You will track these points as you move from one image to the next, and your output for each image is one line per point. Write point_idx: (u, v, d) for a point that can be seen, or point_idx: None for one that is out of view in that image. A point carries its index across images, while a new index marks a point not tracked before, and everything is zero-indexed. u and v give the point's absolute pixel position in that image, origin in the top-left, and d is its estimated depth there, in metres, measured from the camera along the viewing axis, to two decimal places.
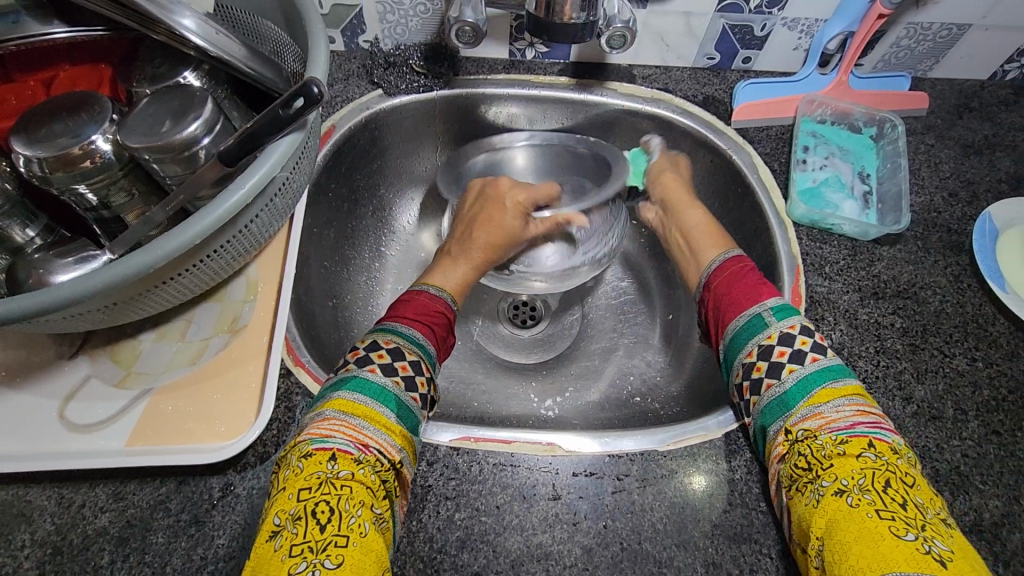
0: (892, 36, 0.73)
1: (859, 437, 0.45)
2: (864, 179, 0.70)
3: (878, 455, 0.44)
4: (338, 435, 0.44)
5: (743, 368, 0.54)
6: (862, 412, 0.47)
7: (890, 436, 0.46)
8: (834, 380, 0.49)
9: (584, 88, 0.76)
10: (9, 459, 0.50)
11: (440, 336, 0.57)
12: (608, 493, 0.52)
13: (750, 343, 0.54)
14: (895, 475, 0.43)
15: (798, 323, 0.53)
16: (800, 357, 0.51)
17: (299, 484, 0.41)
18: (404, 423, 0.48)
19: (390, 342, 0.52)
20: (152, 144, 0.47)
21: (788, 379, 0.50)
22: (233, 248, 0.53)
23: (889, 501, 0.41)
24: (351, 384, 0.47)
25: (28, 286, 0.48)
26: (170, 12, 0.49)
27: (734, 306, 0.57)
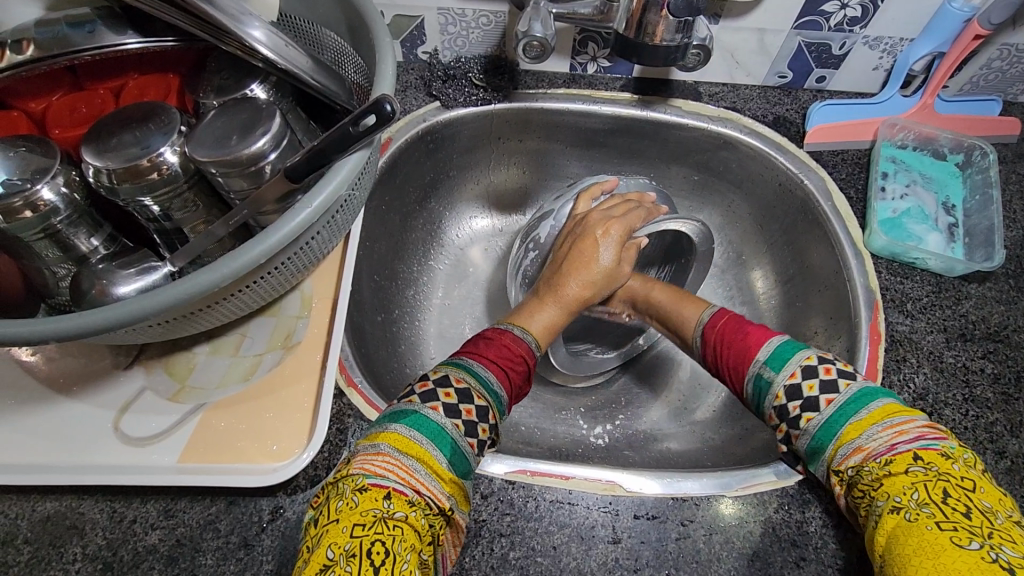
0: (983, 58, 0.68)
1: (905, 455, 0.42)
2: (948, 211, 0.66)
3: (927, 468, 0.41)
4: (392, 475, 0.40)
5: (787, 391, 0.49)
6: (901, 430, 0.43)
7: (939, 443, 0.43)
8: (858, 411, 0.46)
9: (647, 105, 0.73)
10: (64, 469, 0.50)
11: (515, 383, 0.52)
12: (671, 540, 0.49)
13: (792, 363, 0.50)
14: (952, 485, 0.40)
15: (797, 367, 0.49)
16: (815, 403, 0.47)
17: (353, 519, 0.38)
18: (456, 468, 0.44)
19: (482, 399, 0.47)
20: (219, 158, 0.46)
21: (844, 394, 0.47)
22: (292, 264, 0.52)
23: (950, 511, 0.39)
24: (409, 420, 0.44)
25: (92, 296, 0.48)
26: (241, 23, 0.48)
27: (757, 338, 0.53)
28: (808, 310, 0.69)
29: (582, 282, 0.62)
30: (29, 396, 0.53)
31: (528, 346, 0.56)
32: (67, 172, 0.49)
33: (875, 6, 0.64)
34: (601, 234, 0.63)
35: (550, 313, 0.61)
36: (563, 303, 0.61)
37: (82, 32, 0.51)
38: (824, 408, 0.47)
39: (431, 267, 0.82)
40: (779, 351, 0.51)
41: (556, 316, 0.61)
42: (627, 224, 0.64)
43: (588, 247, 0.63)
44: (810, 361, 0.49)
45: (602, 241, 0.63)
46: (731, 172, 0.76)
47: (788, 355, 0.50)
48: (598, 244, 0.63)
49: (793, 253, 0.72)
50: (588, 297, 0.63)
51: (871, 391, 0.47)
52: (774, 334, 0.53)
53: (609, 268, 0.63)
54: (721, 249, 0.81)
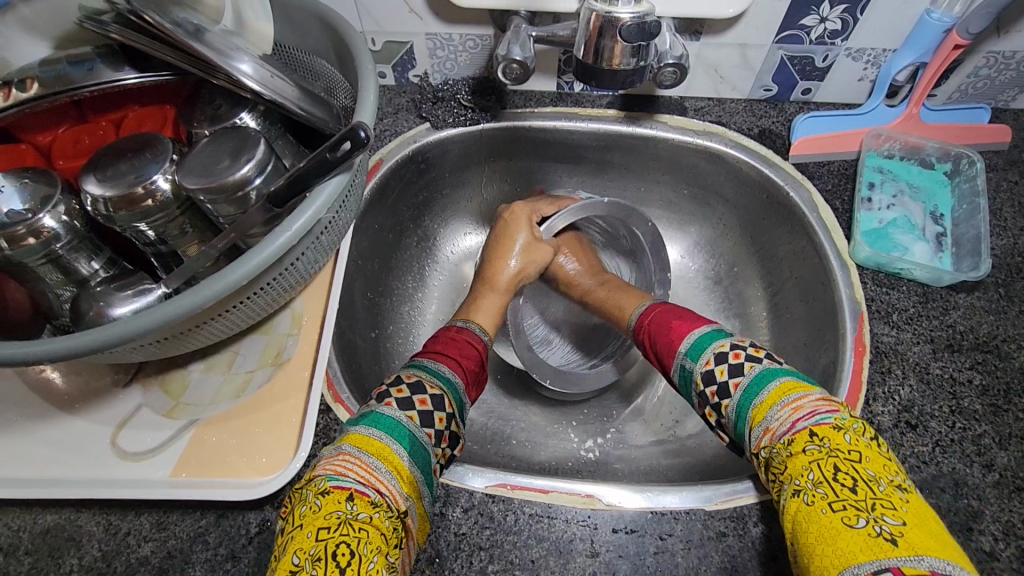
0: (970, 66, 0.68)
1: (800, 434, 0.43)
2: (936, 220, 0.65)
3: (821, 444, 0.41)
4: (351, 474, 0.42)
5: (704, 378, 0.50)
6: (797, 406, 0.44)
7: (831, 415, 0.43)
8: (759, 393, 0.47)
9: (633, 121, 0.74)
10: (63, 483, 0.52)
11: (470, 370, 0.56)
12: (649, 554, 0.49)
13: (707, 351, 0.51)
14: (841, 459, 0.40)
15: (711, 355, 0.50)
16: (726, 389, 0.49)
17: (317, 523, 0.40)
18: (416, 464, 0.46)
19: (435, 388, 0.51)
20: (206, 185, 0.49)
21: (749, 375, 0.48)
22: (279, 284, 0.54)
23: (840, 489, 0.39)
24: (368, 421, 0.47)
25: (90, 317, 0.51)
26: (229, 58, 0.51)
27: (680, 331, 0.55)
28: (797, 322, 0.69)
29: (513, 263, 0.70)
30: (32, 413, 0.55)
31: (474, 334, 0.60)
32: (68, 201, 0.52)
33: (855, 18, 0.64)
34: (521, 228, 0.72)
35: (491, 300, 0.67)
36: (498, 287, 0.68)
37: (82, 70, 0.53)
38: (735, 393, 0.48)
39: (426, 283, 0.84)
40: (699, 341, 0.52)
41: (495, 302, 0.67)
42: (533, 208, 0.73)
43: (508, 232, 0.71)
44: (723, 348, 0.50)
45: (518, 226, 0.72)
46: (719, 184, 0.76)
47: (705, 343, 0.52)
48: (513, 228, 0.71)
49: (781, 265, 0.72)
50: (519, 273, 0.70)
51: (771, 372, 0.47)
52: (696, 325, 0.54)
53: (529, 244, 0.71)
54: (713, 262, 0.82)
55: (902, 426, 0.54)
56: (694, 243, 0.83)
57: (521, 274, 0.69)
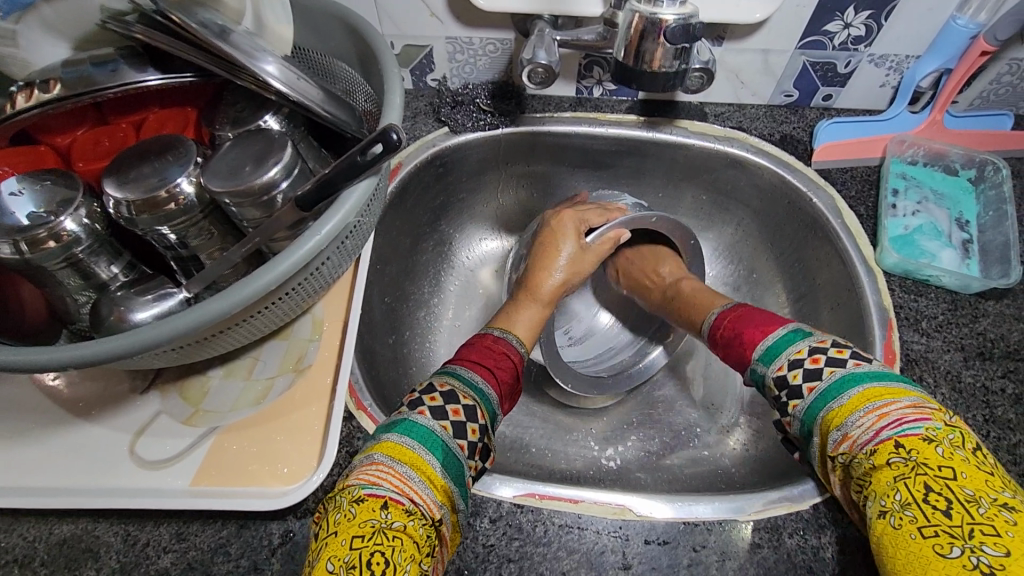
0: (992, 73, 0.67)
1: (885, 443, 0.43)
2: (962, 226, 0.65)
3: (908, 458, 0.42)
4: (385, 483, 0.42)
5: (777, 382, 0.51)
6: (881, 414, 0.44)
7: (921, 426, 0.43)
8: (839, 397, 0.47)
9: (653, 126, 0.73)
10: (80, 493, 0.50)
11: (505, 381, 0.55)
12: (682, 566, 0.48)
13: (782, 356, 0.51)
14: (931, 476, 0.40)
15: (784, 361, 0.51)
16: (799, 391, 0.49)
17: (351, 531, 0.40)
18: (450, 473, 0.45)
19: (468, 398, 0.50)
20: (232, 189, 0.48)
21: (828, 379, 0.48)
22: (303, 290, 0.53)
23: (931, 512, 0.39)
24: (401, 428, 0.46)
25: (110, 323, 0.49)
26: (253, 59, 0.50)
27: (755, 335, 0.55)
28: (822, 329, 0.68)
29: (558, 278, 0.67)
30: (49, 420, 0.54)
31: (510, 344, 0.59)
32: (89, 203, 0.51)
33: (879, 24, 0.64)
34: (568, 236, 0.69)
35: (530, 312, 0.65)
36: (539, 298, 0.66)
37: (106, 71, 0.52)
38: (809, 396, 0.48)
39: (441, 288, 0.83)
40: (773, 346, 0.52)
41: (535, 313, 0.65)
42: (583, 216, 0.70)
43: (554, 241, 0.69)
44: (800, 354, 0.50)
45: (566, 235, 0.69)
46: (739, 190, 0.76)
47: (781, 349, 0.52)
48: (560, 237, 0.69)
49: (805, 272, 0.72)
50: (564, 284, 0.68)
51: (853, 377, 0.47)
52: (774, 327, 0.54)
53: (575, 256, 0.69)
54: (732, 268, 0.81)
55: None
56: (712, 249, 0.82)
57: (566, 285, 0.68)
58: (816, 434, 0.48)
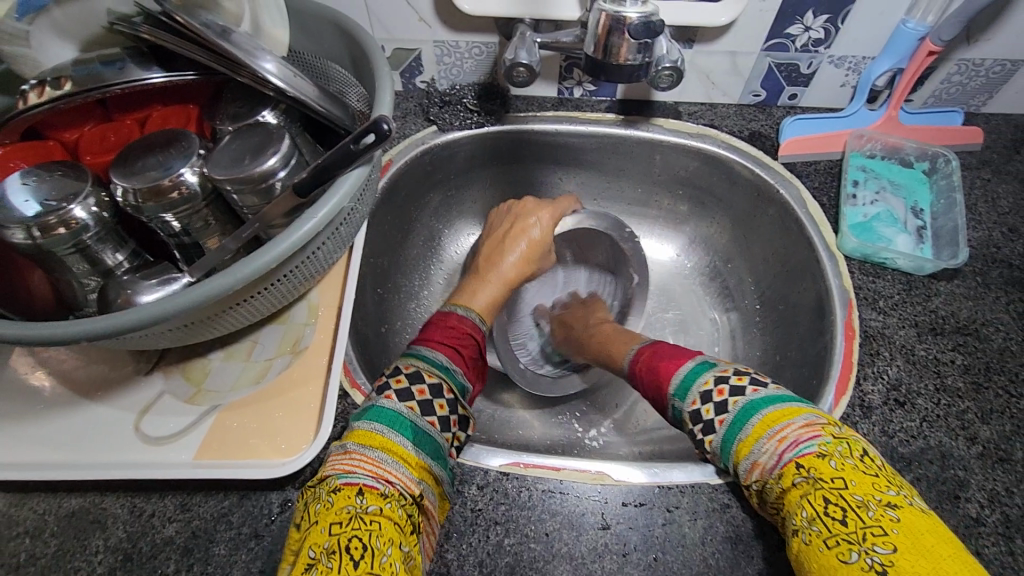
0: (942, 72, 0.73)
1: (788, 466, 0.45)
2: (917, 214, 0.70)
3: (808, 476, 0.43)
4: (359, 471, 0.44)
5: (692, 417, 0.54)
6: (781, 438, 0.46)
7: (814, 443, 0.45)
8: (743, 428, 0.49)
9: (630, 124, 0.78)
10: (87, 468, 0.53)
11: (468, 359, 0.59)
12: (658, 525, 0.52)
13: (693, 391, 0.54)
14: (827, 489, 0.42)
15: (697, 395, 0.54)
16: (712, 425, 0.52)
17: (330, 519, 0.42)
18: (423, 452, 0.48)
19: (432, 376, 0.53)
20: (234, 177, 0.51)
21: (733, 412, 0.51)
22: (300, 273, 0.56)
23: (830, 523, 0.40)
24: (371, 414, 0.49)
25: (117, 305, 0.53)
26: (255, 57, 0.54)
27: (669, 369, 0.58)
28: (790, 311, 0.72)
29: (517, 259, 0.71)
30: (56, 401, 0.57)
31: (473, 324, 0.63)
32: (98, 193, 0.54)
33: (836, 28, 0.69)
34: (528, 208, 0.74)
35: (491, 288, 0.69)
36: (500, 276, 0.70)
37: (114, 69, 0.55)
38: (722, 428, 0.51)
39: (431, 281, 0.86)
40: (685, 380, 0.56)
41: (494, 290, 0.69)
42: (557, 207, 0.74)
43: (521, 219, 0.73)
44: (707, 385, 0.54)
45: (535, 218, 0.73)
46: (712, 184, 0.80)
47: (691, 382, 0.55)
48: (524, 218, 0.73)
49: (774, 260, 0.76)
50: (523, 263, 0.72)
51: (754, 405, 0.50)
52: (685, 361, 0.58)
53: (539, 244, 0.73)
54: (707, 259, 0.85)
55: (891, 404, 0.58)
56: (689, 241, 0.87)
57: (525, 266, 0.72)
58: (732, 465, 0.50)
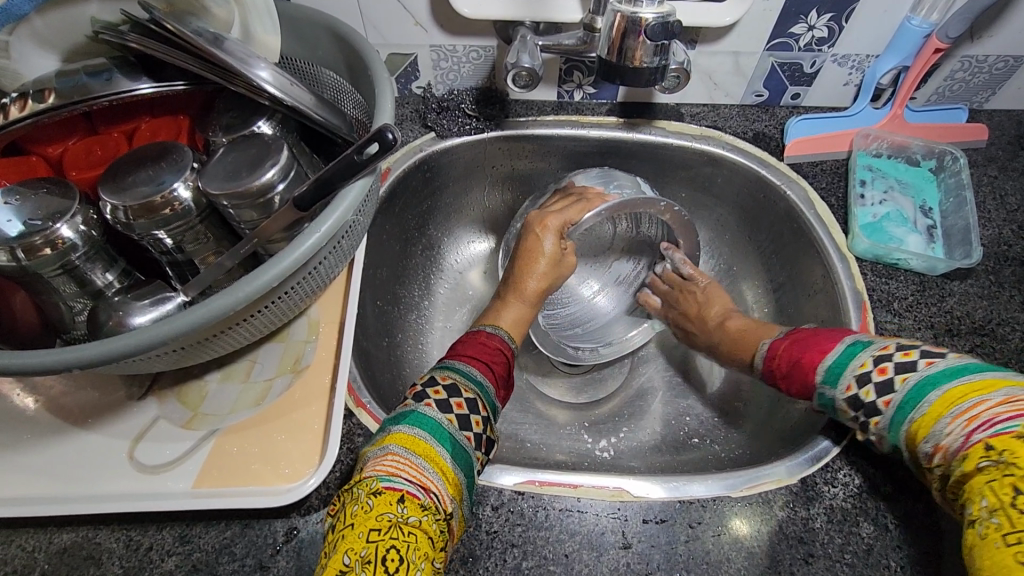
0: (946, 69, 0.72)
1: (976, 448, 0.41)
2: (926, 214, 0.69)
3: (998, 459, 0.39)
4: (403, 475, 0.42)
5: (850, 404, 0.51)
6: (971, 417, 0.42)
7: (1016, 423, 0.40)
8: (917, 407, 0.46)
9: (633, 127, 0.76)
10: (80, 500, 0.50)
11: (499, 375, 0.56)
12: (681, 542, 0.50)
13: (847, 374, 0.51)
14: (1019, 478, 0.38)
15: (852, 378, 0.50)
16: (875, 407, 0.49)
17: (368, 524, 0.40)
18: (459, 468, 0.46)
19: (469, 392, 0.51)
20: (229, 190, 0.49)
21: (902, 391, 0.47)
22: (300, 290, 0.54)
23: (1015, 516, 0.36)
24: (412, 419, 0.47)
25: (108, 328, 0.50)
26: (249, 65, 0.52)
27: (815, 356, 0.54)
28: (801, 314, 0.71)
29: (540, 272, 0.66)
30: (46, 430, 0.54)
31: (502, 341, 0.60)
32: (86, 211, 0.52)
33: (840, 26, 0.68)
34: (539, 227, 0.67)
35: (515, 309, 0.65)
36: (525, 296, 0.66)
37: (101, 80, 0.53)
38: (887, 410, 0.48)
39: (432, 291, 0.84)
40: (839, 363, 0.52)
41: (520, 311, 0.65)
42: (566, 217, 0.66)
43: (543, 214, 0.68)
44: (864, 366, 0.50)
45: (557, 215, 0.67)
46: (718, 187, 0.79)
47: (846, 365, 0.51)
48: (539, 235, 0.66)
49: (783, 263, 0.75)
50: (554, 258, 0.66)
51: (931, 380, 0.46)
52: (831, 344, 0.54)
53: (557, 255, 0.67)
54: (713, 262, 0.84)
55: None
56: None
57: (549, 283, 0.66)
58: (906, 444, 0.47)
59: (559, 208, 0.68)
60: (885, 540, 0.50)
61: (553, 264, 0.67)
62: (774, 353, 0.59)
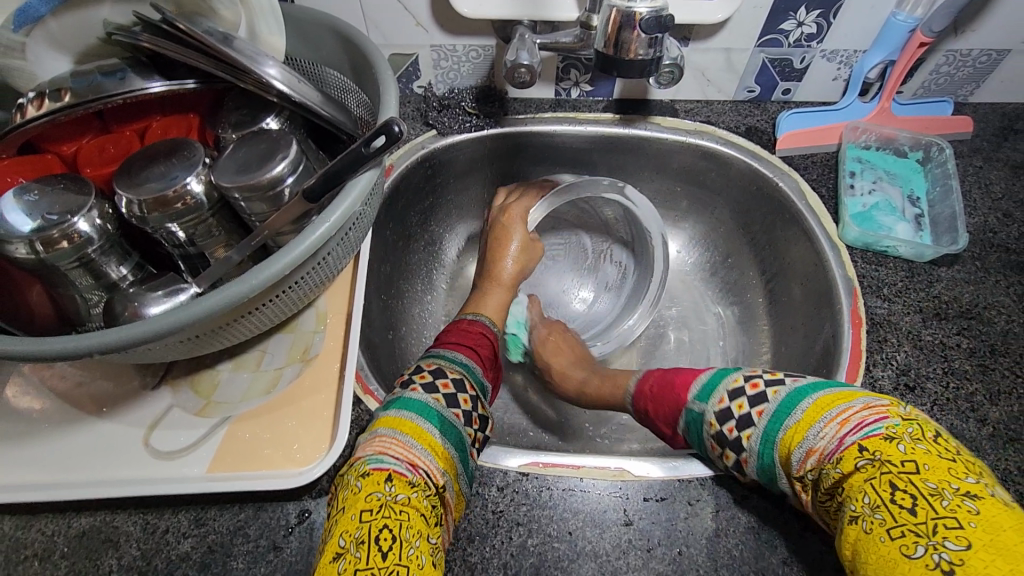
0: (931, 64, 0.74)
1: (850, 449, 0.43)
2: (914, 203, 0.71)
3: (873, 458, 0.42)
4: (391, 454, 0.44)
5: (719, 417, 0.53)
6: (843, 420, 0.45)
7: (881, 426, 0.43)
8: (791, 414, 0.48)
9: (628, 123, 0.78)
10: (98, 485, 0.52)
11: (485, 357, 0.60)
12: (680, 519, 0.52)
13: (719, 389, 0.54)
14: (894, 475, 0.40)
15: (725, 392, 0.53)
16: (749, 419, 0.50)
17: (359, 505, 0.42)
18: (449, 443, 0.48)
19: (455, 372, 0.54)
20: (242, 183, 0.51)
21: (772, 401, 0.50)
22: (309, 280, 0.56)
23: (898, 512, 0.39)
24: (397, 404, 0.49)
25: (125, 318, 0.52)
26: (258, 63, 0.54)
27: (685, 378, 0.59)
28: (795, 302, 0.73)
29: (512, 262, 0.73)
30: (64, 419, 0.56)
31: (484, 324, 0.64)
32: (101, 205, 0.53)
33: (828, 22, 0.70)
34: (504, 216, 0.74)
35: (495, 296, 0.71)
36: (502, 283, 0.72)
37: (115, 79, 0.54)
38: (760, 421, 0.50)
39: (434, 286, 0.86)
40: (710, 382, 0.56)
41: (500, 297, 0.71)
42: (525, 206, 0.75)
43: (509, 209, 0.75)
44: (736, 382, 0.54)
45: (512, 223, 0.74)
46: (712, 180, 0.81)
47: (716, 383, 0.55)
48: (506, 225, 0.74)
49: (776, 253, 0.77)
50: (523, 250, 0.74)
51: (800, 392, 0.49)
52: (702, 371, 0.58)
53: (524, 244, 0.74)
54: (709, 254, 0.86)
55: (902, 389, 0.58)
56: (689, 238, 0.87)
57: (521, 272, 0.73)
58: (776, 461, 0.48)
59: (519, 197, 0.76)
60: None
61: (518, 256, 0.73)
62: (641, 389, 0.63)
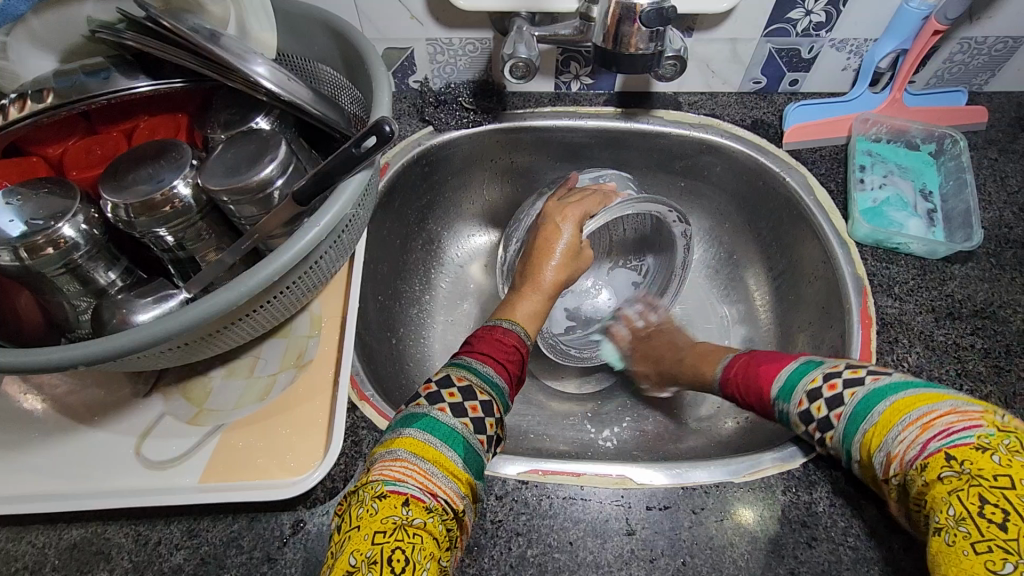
0: (945, 52, 0.72)
1: (936, 457, 0.39)
2: (926, 197, 0.69)
3: (961, 470, 0.38)
4: (410, 480, 0.42)
5: (802, 417, 0.51)
6: (924, 425, 0.41)
7: (972, 434, 0.39)
8: (866, 417, 0.45)
9: (631, 117, 0.76)
10: (90, 496, 0.51)
11: (514, 375, 0.56)
12: (684, 528, 0.50)
13: (798, 390, 0.51)
14: (986, 487, 0.37)
15: (804, 393, 0.51)
16: (839, 399, 0.48)
17: (373, 526, 0.40)
18: (470, 469, 0.46)
19: (485, 393, 0.51)
20: (230, 186, 0.49)
21: (851, 402, 0.47)
22: (301, 285, 0.54)
23: (985, 526, 0.36)
24: (422, 423, 0.46)
25: (113, 325, 0.50)
26: (246, 61, 0.52)
27: (770, 370, 0.56)
28: (802, 301, 0.71)
29: (556, 265, 0.66)
30: (55, 428, 0.55)
31: (519, 337, 0.59)
32: (87, 210, 0.52)
33: (838, 11, 0.67)
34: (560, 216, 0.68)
35: (533, 301, 0.64)
36: (542, 289, 0.65)
37: (99, 79, 0.53)
38: (839, 423, 0.47)
39: (433, 286, 0.84)
40: (788, 381, 0.53)
41: (537, 303, 0.64)
42: (586, 209, 0.69)
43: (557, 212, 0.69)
44: (815, 381, 0.50)
45: (562, 225, 0.67)
46: (716, 175, 0.79)
47: (796, 382, 0.52)
48: (559, 227, 0.67)
49: (783, 251, 0.75)
50: (573, 251, 0.67)
51: (876, 394, 0.46)
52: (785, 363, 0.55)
53: (574, 247, 0.67)
54: (713, 250, 0.84)
55: None
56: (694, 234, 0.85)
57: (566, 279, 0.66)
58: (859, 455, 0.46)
59: (579, 199, 0.69)
60: (888, 523, 0.50)
61: (567, 260, 0.67)
62: (729, 376, 0.61)
